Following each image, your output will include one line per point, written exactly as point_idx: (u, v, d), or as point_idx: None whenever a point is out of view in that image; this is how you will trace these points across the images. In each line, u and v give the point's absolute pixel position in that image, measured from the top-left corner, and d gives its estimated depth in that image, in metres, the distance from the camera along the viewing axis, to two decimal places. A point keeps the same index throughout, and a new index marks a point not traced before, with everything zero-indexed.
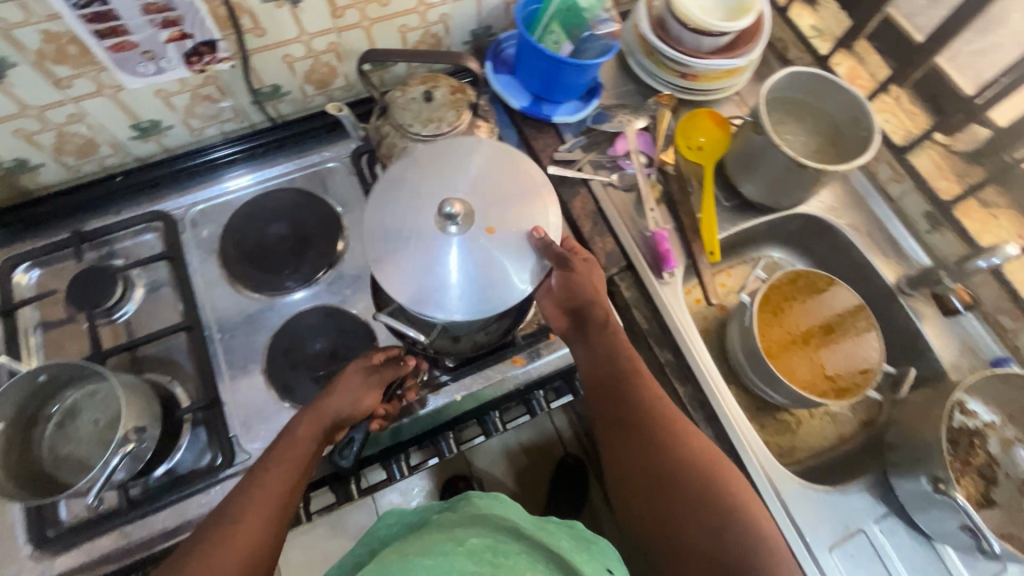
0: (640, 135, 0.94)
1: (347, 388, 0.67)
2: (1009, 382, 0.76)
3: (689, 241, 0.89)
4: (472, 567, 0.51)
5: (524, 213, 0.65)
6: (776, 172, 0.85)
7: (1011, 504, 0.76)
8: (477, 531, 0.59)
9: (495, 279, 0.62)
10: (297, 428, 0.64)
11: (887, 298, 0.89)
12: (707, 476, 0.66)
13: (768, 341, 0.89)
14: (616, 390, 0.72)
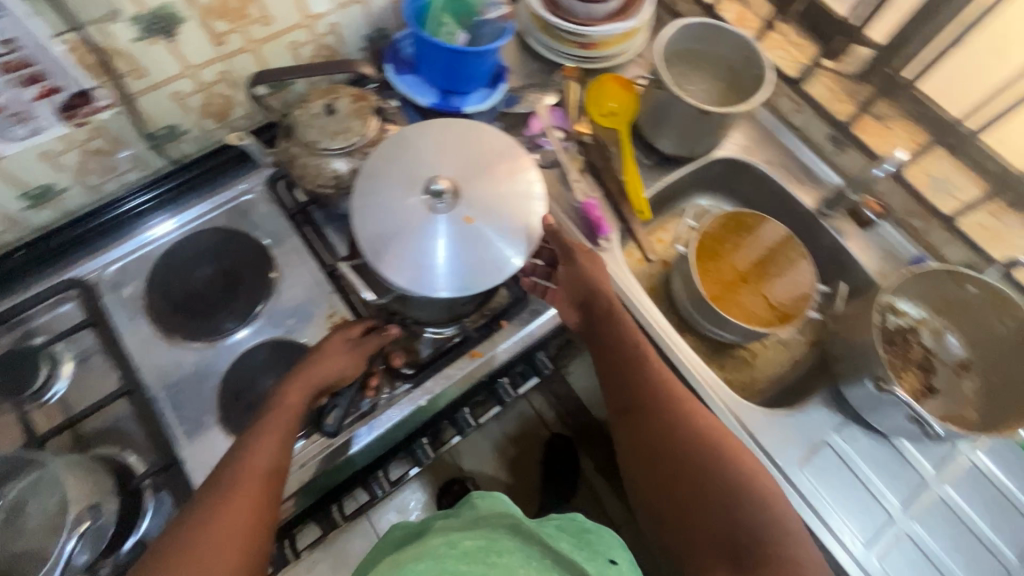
0: (552, 111, 0.95)
1: (333, 354, 0.70)
2: (928, 278, 0.82)
3: (618, 204, 0.91)
4: (466, 569, 0.53)
5: (502, 211, 0.73)
6: (684, 123, 0.88)
7: (951, 388, 0.82)
8: (473, 534, 0.61)
9: (486, 250, 0.71)
10: (285, 395, 0.67)
11: (810, 222, 0.94)
12: (720, 457, 0.68)
13: (710, 284, 0.93)
14: (625, 376, 0.76)
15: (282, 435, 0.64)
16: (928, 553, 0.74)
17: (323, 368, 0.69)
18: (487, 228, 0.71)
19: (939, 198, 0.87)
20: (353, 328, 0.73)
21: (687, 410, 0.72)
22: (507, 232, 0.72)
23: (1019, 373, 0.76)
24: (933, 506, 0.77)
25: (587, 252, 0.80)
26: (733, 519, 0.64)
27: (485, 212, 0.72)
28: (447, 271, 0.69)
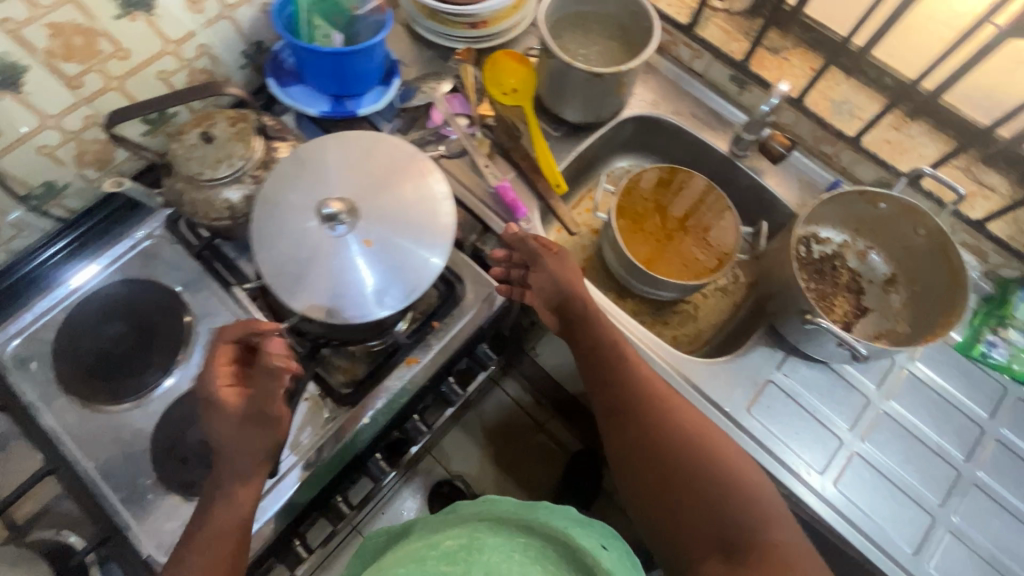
0: (452, 99, 0.93)
1: (232, 443, 0.60)
2: (842, 202, 0.82)
3: (534, 182, 0.89)
4: (447, 570, 0.47)
5: (405, 226, 0.69)
6: (582, 89, 0.86)
7: (881, 306, 0.84)
8: (455, 531, 0.54)
9: (405, 259, 0.68)
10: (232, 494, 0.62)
11: (727, 166, 0.94)
12: (706, 456, 0.68)
13: (643, 246, 0.92)
14: (606, 379, 0.74)
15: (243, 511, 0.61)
16: (881, 471, 0.76)
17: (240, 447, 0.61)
18: (399, 237, 0.69)
19: (842, 121, 0.88)
20: (221, 376, 0.61)
21: (672, 408, 0.71)
22: (421, 232, 0.69)
23: (938, 280, 0.78)
24: (879, 424, 0.79)
25: (556, 252, 0.77)
26: (723, 519, 0.65)
27: (392, 221, 0.69)
28: (375, 293, 0.67)
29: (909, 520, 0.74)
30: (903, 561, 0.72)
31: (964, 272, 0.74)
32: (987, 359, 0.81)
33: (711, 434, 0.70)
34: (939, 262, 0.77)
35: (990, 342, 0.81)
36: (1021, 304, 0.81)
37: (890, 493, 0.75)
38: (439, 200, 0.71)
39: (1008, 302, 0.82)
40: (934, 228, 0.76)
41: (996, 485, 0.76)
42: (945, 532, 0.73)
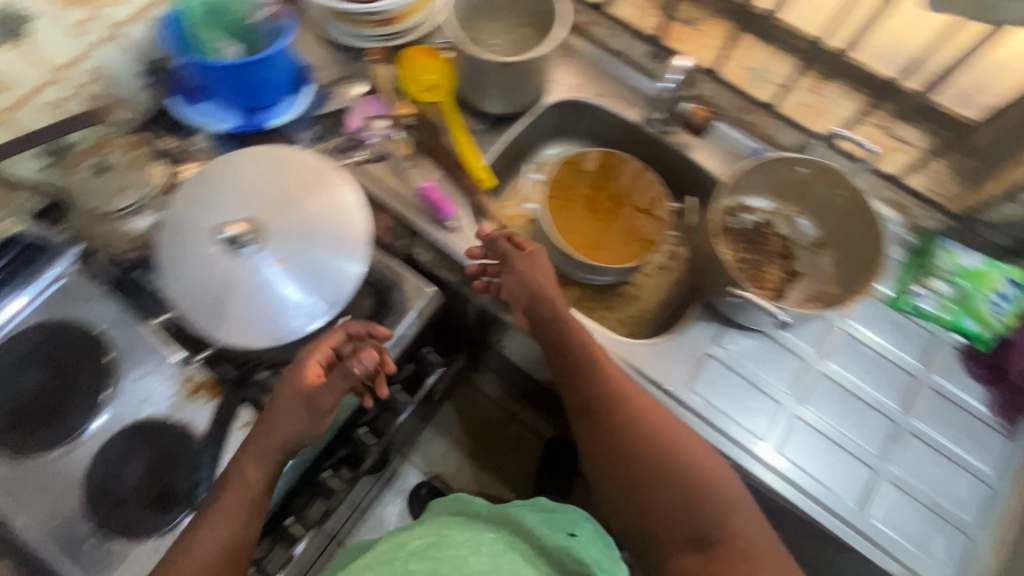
0: (368, 100, 0.90)
1: (285, 418, 0.63)
2: (765, 170, 0.83)
3: (460, 179, 0.88)
4: (415, 566, 0.67)
5: (318, 242, 0.67)
6: (499, 80, 0.85)
7: (812, 269, 0.85)
8: (422, 534, 0.75)
9: (323, 271, 0.66)
10: (243, 473, 0.62)
11: (654, 142, 0.94)
12: (678, 456, 0.68)
13: (583, 234, 0.92)
14: (578, 384, 0.72)
15: (245, 516, 0.62)
16: (822, 431, 0.78)
17: (284, 430, 0.63)
18: (313, 249, 0.66)
19: (758, 88, 0.89)
20: (314, 357, 0.66)
21: (642, 408, 0.70)
22: (336, 240, 0.67)
23: (860, 241, 0.79)
24: (816, 385, 0.80)
25: (526, 253, 0.76)
26: (696, 517, 0.65)
27: (302, 233, 0.66)
28: (300, 310, 0.66)
29: (850, 475, 0.76)
30: (846, 515, 0.74)
31: (880, 230, 0.75)
32: (917, 309, 0.83)
33: (682, 433, 0.70)
34: (859, 222, 0.78)
35: (918, 292, 0.82)
36: (943, 253, 0.82)
37: (832, 450, 0.77)
38: (349, 204, 0.69)
39: (931, 253, 0.83)
40: (851, 188, 0.77)
41: (931, 431, 0.78)
42: (885, 482, 0.75)
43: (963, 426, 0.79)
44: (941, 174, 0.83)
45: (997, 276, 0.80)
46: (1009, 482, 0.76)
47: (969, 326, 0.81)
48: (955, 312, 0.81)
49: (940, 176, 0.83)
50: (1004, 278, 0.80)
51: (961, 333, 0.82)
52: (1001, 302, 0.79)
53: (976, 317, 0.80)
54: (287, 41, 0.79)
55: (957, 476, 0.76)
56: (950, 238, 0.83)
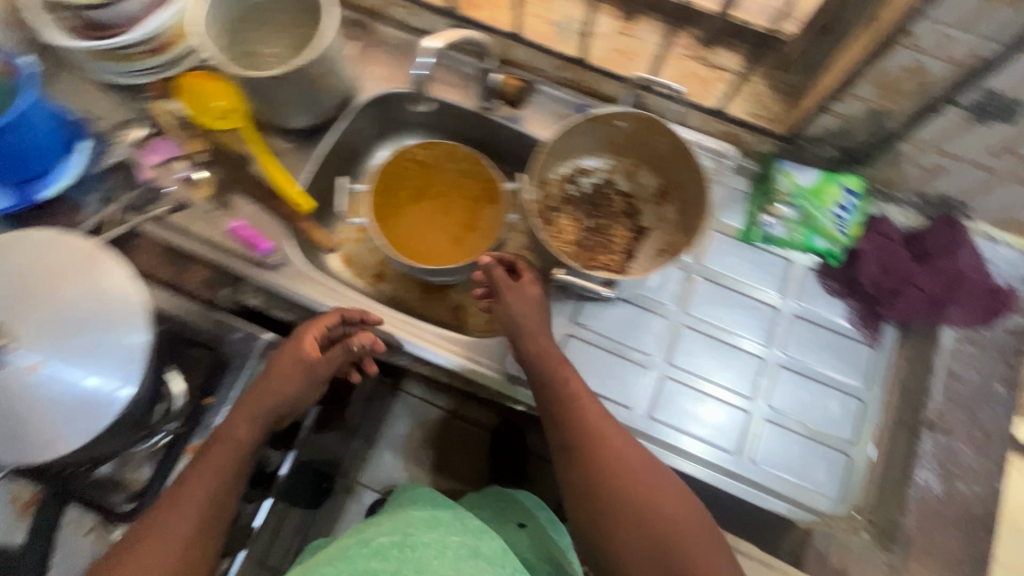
0: (161, 144, 0.82)
1: (281, 375, 0.64)
2: (584, 131, 0.79)
3: (276, 207, 0.81)
4: (378, 566, 0.60)
5: (87, 331, 0.56)
6: (286, 93, 0.77)
7: (659, 221, 0.81)
8: (388, 530, 0.67)
9: (102, 352, 0.55)
10: (231, 428, 0.60)
11: (482, 120, 0.88)
12: (648, 498, 0.58)
13: (417, 242, 0.84)
14: (554, 415, 0.64)
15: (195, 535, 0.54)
16: (697, 386, 0.76)
17: (282, 390, 0.63)
18: (82, 332, 0.56)
19: (568, 44, 0.82)
20: (313, 332, 0.69)
21: (611, 440, 0.61)
22: (107, 312, 0.57)
23: (693, 185, 0.75)
24: (681, 338, 0.78)
25: (515, 280, 0.70)
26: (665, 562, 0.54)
27: (65, 319, 0.55)
28: (90, 406, 0.54)
29: (726, 422, 0.75)
30: (725, 464, 0.73)
31: (702, 171, 0.72)
32: (767, 238, 0.81)
33: (655, 473, 0.60)
34: (686, 164, 0.75)
35: (766, 222, 0.81)
36: (781, 175, 0.80)
37: (705, 401, 0.76)
38: (119, 276, 0.58)
39: (770, 177, 0.81)
40: (670, 132, 0.73)
41: (799, 358, 0.78)
42: (761, 420, 0.75)
43: (836, 349, 0.78)
44: (764, 95, 0.79)
45: (832, 189, 0.78)
46: (878, 392, 0.76)
47: (819, 245, 0.79)
48: (805, 233, 0.80)
49: (764, 97, 0.80)
50: (840, 189, 0.78)
51: (814, 252, 0.81)
52: (843, 214, 0.78)
53: (823, 235, 0.79)
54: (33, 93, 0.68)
55: (829, 396, 0.76)
56: (783, 158, 0.80)
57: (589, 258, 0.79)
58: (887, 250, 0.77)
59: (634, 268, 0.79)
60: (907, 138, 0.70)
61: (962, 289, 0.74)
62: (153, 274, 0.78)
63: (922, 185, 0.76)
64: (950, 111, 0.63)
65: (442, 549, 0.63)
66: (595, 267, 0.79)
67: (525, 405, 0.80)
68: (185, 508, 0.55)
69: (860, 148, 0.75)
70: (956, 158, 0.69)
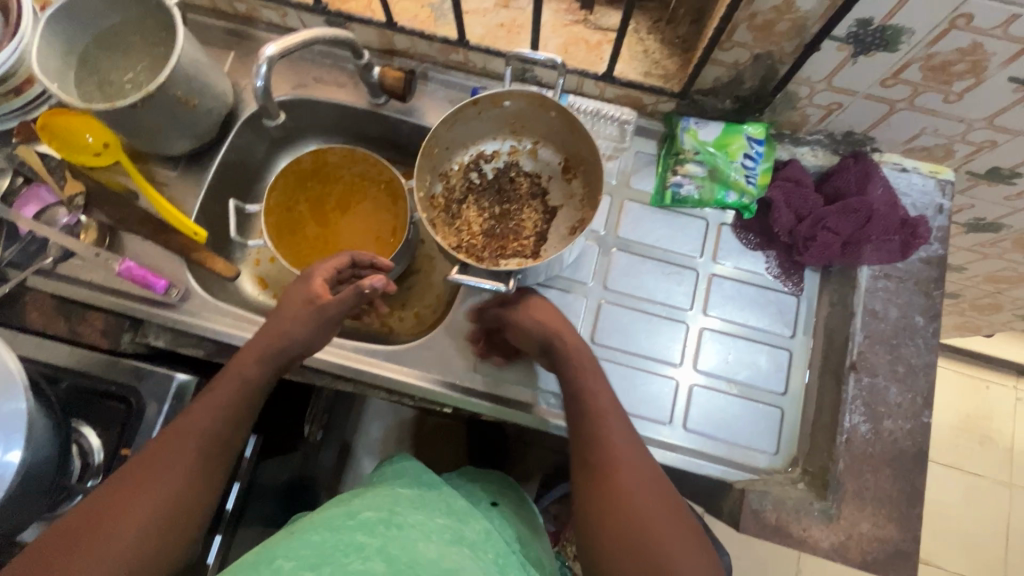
0: (40, 189, 0.77)
1: (287, 317, 0.67)
2: (475, 116, 0.75)
3: (168, 241, 0.77)
4: (364, 539, 0.59)
5: None
6: (153, 121, 0.71)
7: (568, 198, 0.78)
8: (374, 503, 0.66)
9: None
10: (239, 367, 0.65)
11: (376, 117, 0.84)
12: (642, 521, 0.56)
13: (332, 251, 0.80)
14: (581, 426, 0.63)
15: (191, 475, 0.59)
16: (623, 362, 0.75)
17: (292, 330, 0.66)
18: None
19: (447, 25, 0.78)
20: (321, 271, 0.70)
21: (617, 443, 0.60)
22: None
23: (593, 155, 0.72)
24: (604, 315, 0.77)
25: (518, 300, 0.71)
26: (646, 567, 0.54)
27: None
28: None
29: (658, 393, 0.74)
30: (658, 436, 0.72)
31: (594, 141, 0.70)
32: (679, 199, 0.78)
33: (659, 500, 0.58)
34: (582, 135, 0.72)
35: (676, 183, 0.78)
36: (686, 133, 0.77)
37: (633, 375, 0.75)
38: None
39: (674, 136, 0.78)
40: (558, 105, 0.70)
41: (724, 317, 0.77)
42: (693, 386, 0.74)
43: (762, 302, 0.77)
44: (655, 52, 0.76)
45: (736, 140, 0.75)
46: (806, 339, 0.75)
47: (731, 199, 0.77)
48: (716, 189, 0.77)
49: (657, 53, 0.76)
50: (745, 138, 0.75)
51: (727, 207, 0.78)
52: (751, 164, 0.76)
53: (734, 189, 0.76)
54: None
55: (757, 352, 0.75)
56: (686, 115, 0.77)
57: (499, 246, 0.76)
58: (799, 195, 0.75)
59: (547, 249, 0.76)
60: (798, 80, 0.67)
61: (874, 225, 0.72)
62: (48, 330, 0.74)
63: (824, 125, 0.74)
64: (829, 46, 0.60)
65: (429, 533, 0.62)
66: (505, 255, 0.75)
67: (451, 405, 0.78)
68: (183, 453, 0.59)
69: (754, 96, 0.72)
70: (849, 93, 0.67)
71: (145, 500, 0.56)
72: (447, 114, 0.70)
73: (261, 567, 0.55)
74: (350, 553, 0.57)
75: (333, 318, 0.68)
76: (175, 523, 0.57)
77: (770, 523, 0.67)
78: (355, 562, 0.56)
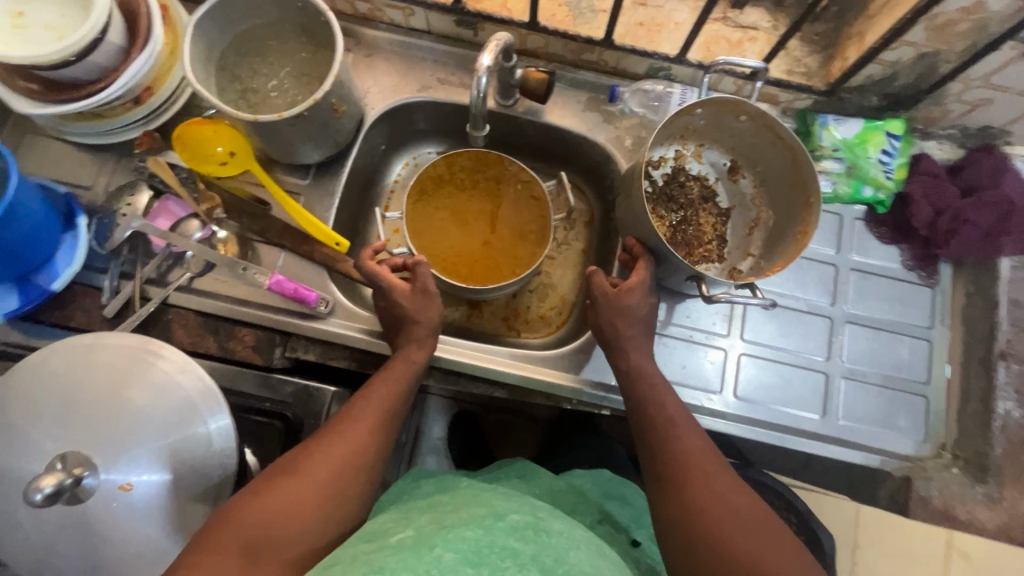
0: (168, 202, 0.75)
1: (410, 302, 0.69)
2: (672, 125, 0.75)
3: (310, 252, 0.75)
4: (516, 544, 0.51)
5: (165, 433, 0.54)
6: (304, 130, 0.69)
7: (737, 198, 0.80)
8: (516, 507, 0.58)
9: (189, 448, 0.54)
10: (408, 352, 0.69)
11: (504, 117, 0.83)
12: (719, 496, 0.55)
13: (485, 258, 0.81)
14: (653, 432, 0.62)
15: (359, 447, 0.59)
16: (771, 357, 0.76)
17: (430, 311, 0.70)
18: (160, 435, 0.54)
19: (588, 25, 0.77)
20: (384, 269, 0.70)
21: (681, 427, 0.62)
22: (181, 407, 0.55)
23: (778, 161, 0.73)
24: (748, 313, 0.78)
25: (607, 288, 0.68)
26: (717, 532, 0.52)
27: (139, 427, 0.53)
28: (195, 501, 0.54)
29: (806, 388, 0.76)
30: (814, 429, 0.74)
31: (795, 142, 0.68)
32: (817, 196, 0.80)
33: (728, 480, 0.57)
34: (772, 141, 0.71)
35: None
36: (823, 131, 0.77)
37: (782, 370, 0.76)
38: (172, 373, 0.55)
39: (811, 133, 0.78)
40: (753, 111, 0.69)
41: (866, 310, 0.78)
42: (841, 379, 0.76)
43: (896, 294, 0.79)
44: (797, 50, 0.76)
45: (875, 136, 0.76)
46: (944, 330, 0.78)
47: (866, 194, 0.78)
48: (851, 184, 0.78)
49: (798, 51, 0.76)
50: (883, 135, 0.76)
51: (860, 202, 0.80)
52: (887, 160, 0.77)
53: (871, 184, 0.78)
54: (17, 179, 0.60)
55: (899, 343, 0.77)
56: (823, 112, 0.78)
57: (686, 253, 0.77)
58: (936, 187, 0.76)
59: (730, 252, 0.78)
60: (958, 79, 0.68)
61: (1015, 219, 0.74)
62: (196, 347, 0.72)
63: (963, 119, 0.75)
64: (1005, 47, 0.61)
65: (576, 543, 0.54)
66: (694, 261, 0.77)
67: (610, 408, 0.77)
68: (359, 422, 0.60)
69: (904, 92, 0.73)
70: (1003, 90, 0.68)
71: (321, 467, 0.56)
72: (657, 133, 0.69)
73: (419, 554, 0.47)
74: (506, 558, 0.49)
75: (429, 297, 0.70)
76: (346, 489, 0.56)
77: (938, 509, 0.75)
78: (511, 566, 0.48)
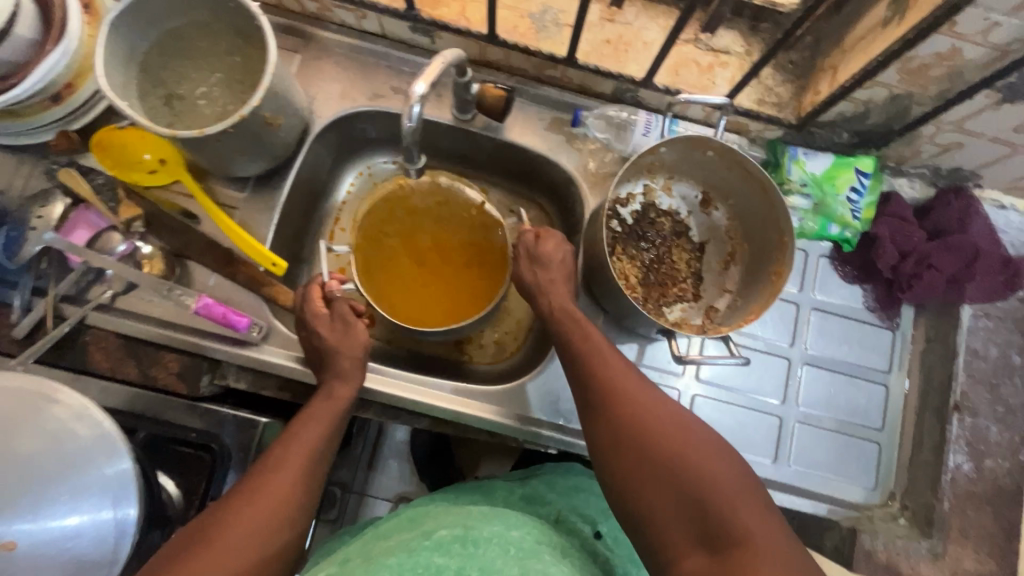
0: (86, 214, 0.68)
1: (338, 338, 0.66)
2: (638, 164, 0.71)
3: (243, 272, 0.70)
4: (441, 561, 0.47)
5: (53, 485, 0.49)
6: (234, 145, 0.64)
7: (711, 231, 0.76)
8: (447, 520, 0.54)
9: (80, 501, 0.50)
10: (332, 389, 0.64)
11: (462, 132, 0.78)
12: (682, 450, 0.51)
13: (441, 289, 0.76)
14: (592, 407, 0.57)
15: (285, 496, 0.54)
16: (726, 398, 0.74)
17: (360, 344, 0.67)
18: (48, 486, 0.49)
19: (551, 40, 0.72)
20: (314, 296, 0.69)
21: (632, 391, 0.56)
22: (74, 455, 0.50)
23: (750, 197, 0.70)
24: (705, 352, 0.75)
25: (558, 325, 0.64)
26: (691, 496, 0.49)
27: (20, 481, 0.48)
28: (90, 562, 0.49)
29: (759, 431, 0.73)
30: (767, 474, 0.72)
31: (764, 176, 0.65)
32: None
33: (685, 429, 0.53)
34: (742, 176, 0.69)
35: None
36: (792, 164, 0.74)
37: (737, 414, 0.74)
38: (64, 416, 0.51)
39: (780, 166, 0.74)
40: (719, 147, 0.67)
41: (825, 352, 0.76)
42: (796, 423, 0.74)
43: (857, 336, 0.77)
44: (770, 80, 0.73)
45: (845, 173, 0.73)
46: (901, 375, 0.76)
47: (832, 232, 0.75)
48: (818, 221, 0.75)
49: (770, 81, 0.73)
50: (853, 172, 0.73)
51: (826, 239, 0.77)
52: (856, 198, 0.73)
53: (838, 222, 0.74)
54: None
55: (857, 389, 0.75)
56: (794, 145, 0.74)
57: (659, 294, 0.74)
58: (903, 230, 0.74)
59: (705, 290, 0.75)
60: (930, 122, 0.65)
61: (979, 265, 0.72)
62: (115, 371, 0.67)
63: (933, 160, 0.73)
64: (979, 95, 0.59)
65: (507, 540, 0.50)
66: (667, 303, 0.74)
67: (558, 446, 0.73)
68: (283, 471, 0.56)
69: (875, 130, 0.71)
70: (975, 135, 0.65)
71: (240, 522, 0.51)
72: (622, 171, 0.66)
73: None
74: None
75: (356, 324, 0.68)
76: (274, 540, 0.52)
77: (882, 562, 0.73)
78: None
